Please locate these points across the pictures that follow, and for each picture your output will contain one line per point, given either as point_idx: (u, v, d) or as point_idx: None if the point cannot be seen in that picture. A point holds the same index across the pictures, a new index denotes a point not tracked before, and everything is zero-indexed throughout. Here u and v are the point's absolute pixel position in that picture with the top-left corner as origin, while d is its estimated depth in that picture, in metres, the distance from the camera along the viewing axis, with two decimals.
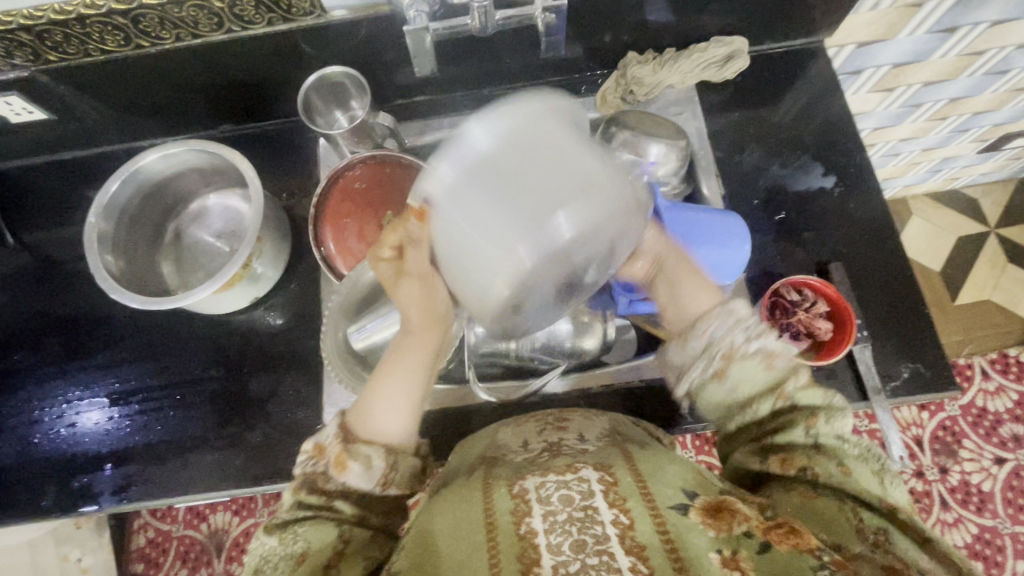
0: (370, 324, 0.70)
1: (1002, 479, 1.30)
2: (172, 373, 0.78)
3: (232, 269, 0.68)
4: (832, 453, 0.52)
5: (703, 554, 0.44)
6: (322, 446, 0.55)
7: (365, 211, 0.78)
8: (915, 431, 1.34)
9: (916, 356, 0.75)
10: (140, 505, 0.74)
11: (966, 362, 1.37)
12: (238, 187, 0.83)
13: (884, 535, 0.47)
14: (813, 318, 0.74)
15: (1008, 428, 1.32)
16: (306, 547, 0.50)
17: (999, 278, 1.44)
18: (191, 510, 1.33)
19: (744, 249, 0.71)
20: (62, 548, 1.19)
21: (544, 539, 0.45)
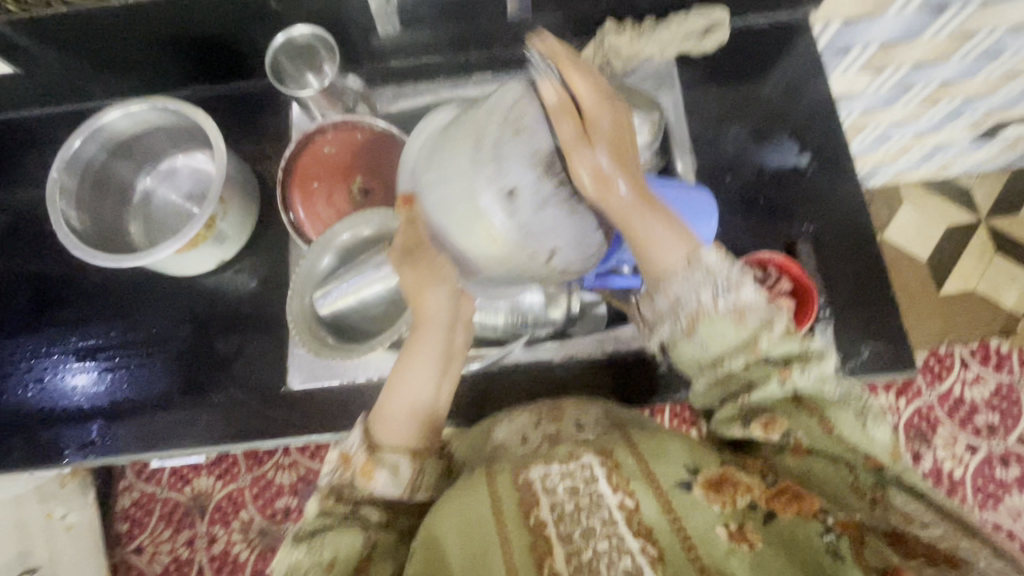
0: (335, 291, 0.65)
1: (974, 465, 1.31)
2: (139, 332, 0.76)
3: (194, 229, 0.65)
4: (816, 408, 0.53)
5: (710, 531, 0.48)
6: (347, 457, 0.58)
7: (334, 176, 0.76)
8: (893, 416, 1.34)
9: (879, 335, 0.74)
10: (107, 462, 0.73)
11: (946, 352, 1.38)
12: (203, 147, 0.78)
13: (882, 492, 0.51)
14: (776, 296, 0.71)
15: (983, 417, 1.33)
16: (334, 555, 0.52)
17: (986, 268, 1.45)
18: (175, 473, 1.33)
19: (711, 226, 0.63)
20: (47, 505, 1.17)
21: (553, 530, 0.49)
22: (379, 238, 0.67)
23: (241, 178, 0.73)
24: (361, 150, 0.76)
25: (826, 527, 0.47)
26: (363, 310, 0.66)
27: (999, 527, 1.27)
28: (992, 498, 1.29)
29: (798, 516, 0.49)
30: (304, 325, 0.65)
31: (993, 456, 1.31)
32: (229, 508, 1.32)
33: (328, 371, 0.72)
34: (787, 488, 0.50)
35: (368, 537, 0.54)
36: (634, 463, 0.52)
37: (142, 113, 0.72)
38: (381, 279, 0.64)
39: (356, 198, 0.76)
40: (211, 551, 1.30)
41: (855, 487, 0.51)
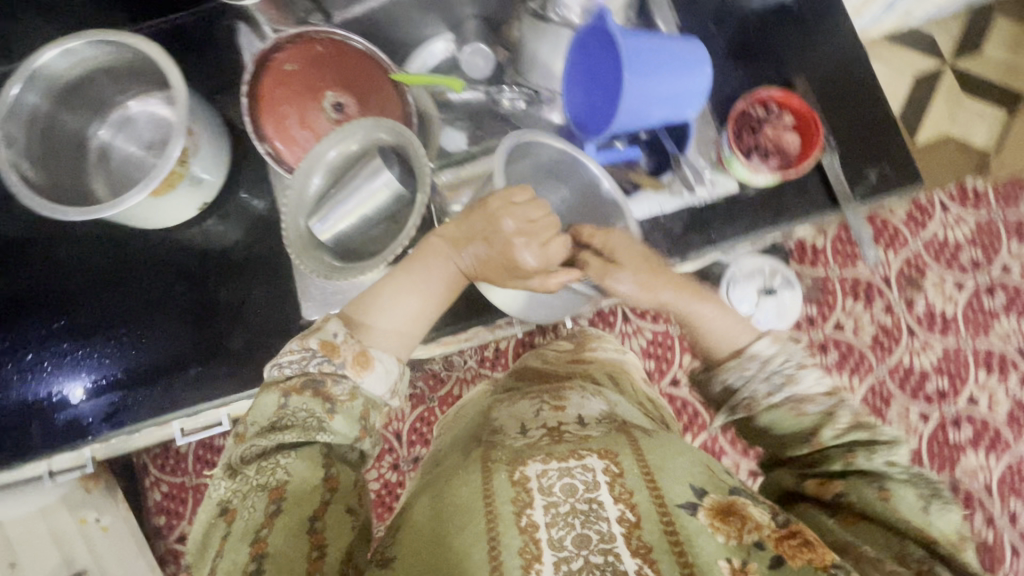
0: (332, 213, 0.64)
1: (963, 300, 1.27)
2: (131, 296, 0.68)
3: (167, 167, 0.57)
4: (873, 476, 0.49)
5: (712, 560, 0.44)
6: (331, 344, 0.51)
7: (304, 96, 0.69)
8: (884, 270, 1.27)
9: (884, 158, 0.69)
10: (133, 432, 0.67)
11: (927, 200, 1.30)
12: (159, 88, 0.67)
13: (928, 565, 0.43)
14: (779, 132, 0.67)
15: (967, 254, 1.28)
16: (284, 481, 0.47)
17: (953, 111, 1.36)
18: (199, 459, 1.31)
19: (704, 73, 0.64)
20: (77, 512, 1.18)
21: (544, 535, 0.46)
22: (367, 154, 0.65)
23: (202, 111, 0.63)
24: (327, 65, 0.70)
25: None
26: (363, 231, 0.66)
27: (991, 353, 1.25)
28: (984, 328, 1.26)
29: (808, 566, 0.43)
30: (303, 250, 0.62)
31: (979, 289, 1.28)
32: None
33: (343, 298, 0.67)
34: (800, 532, 0.45)
35: (330, 478, 0.48)
36: (637, 471, 0.50)
37: (85, 50, 0.60)
38: (380, 191, 0.64)
39: (332, 117, 0.70)
40: None
41: (900, 552, 0.45)
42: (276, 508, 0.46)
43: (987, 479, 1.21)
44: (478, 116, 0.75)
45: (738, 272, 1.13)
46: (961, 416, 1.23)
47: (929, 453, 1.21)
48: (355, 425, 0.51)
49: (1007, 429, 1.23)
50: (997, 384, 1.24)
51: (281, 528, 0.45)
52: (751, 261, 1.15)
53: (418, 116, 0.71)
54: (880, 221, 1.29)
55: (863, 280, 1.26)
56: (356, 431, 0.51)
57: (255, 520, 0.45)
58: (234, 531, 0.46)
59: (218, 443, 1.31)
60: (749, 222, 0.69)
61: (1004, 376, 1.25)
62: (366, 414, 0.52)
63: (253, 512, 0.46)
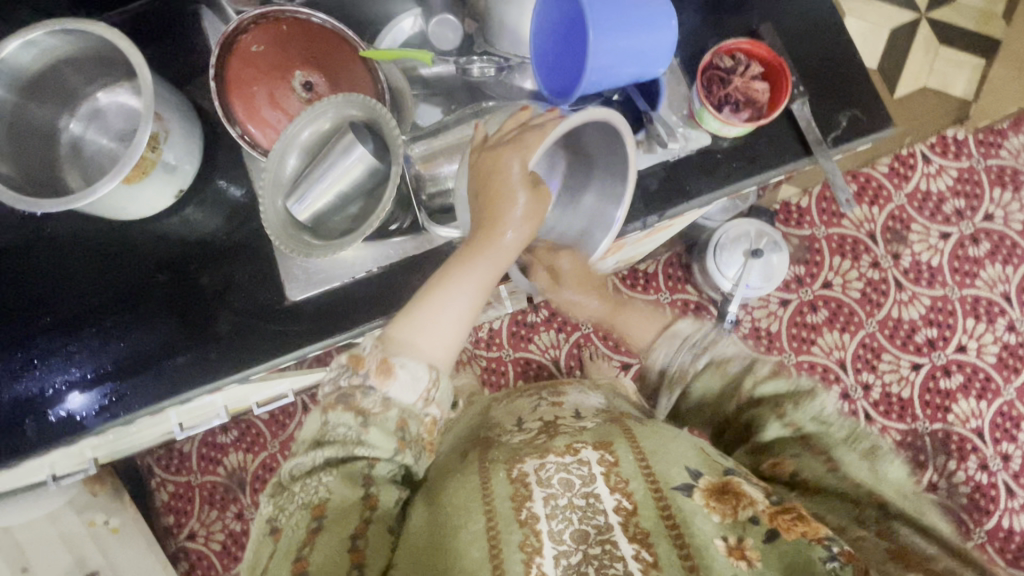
0: (309, 192, 0.64)
1: (949, 250, 1.28)
2: (114, 288, 0.69)
3: (136, 154, 0.57)
4: (821, 449, 0.52)
5: (709, 540, 0.47)
6: (358, 357, 0.52)
7: (272, 76, 0.69)
8: (869, 226, 1.28)
9: (853, 103, 0.70)
10: (126, 422, 0.67)
11: (908, 151, 1.30)
12: (125, 77, 0.67)
13: (888, 525, 0.46)
14: (748, 82, 0.68)
15: (950, 204, 1.29)
16: (326, 498, 0.48)
17: (933, 61, 1.32)
18: (204, 455, 1.32)
19: (670, 27, 0.63)
20: (85, 514, 1.20)
21: (545, 527, 0.51)
22: (340, 130, 0.65)
23: (168, 97, 0.63)
24: (293, 43, 0.69)
25: (831, 553, 0.43)
26: (340, 208, 0.66)
27: (979, 301, 1.26)
28: (971, 275, 1.27)
29: (802, 539, 0.45)
30: (284, 232, 0.63)
31: (964, 238, 1.28)
32: (266, 475, 1.31)
33: (323, 277, 0.68)
34: (793, 508, 0.47)
35: (370, 497, 0.49)
36: (632, 459, 0.54)
37: (44, 41, 0.59)
38: (355, 165, 0.64)
39: (302, 96, 0.70)
40: None
41: (856, 517, 0.48)
42: (319, 524, 0.47)
43: (978, 423, 1.22)
44: (453, 89, 0.75)
45: (725, 235, 1.13)
46: (950, 364, 1.24)
47: (921, 402, 1.22)
48: (392, 439, 0.50)
49: (995, 373, 1.24)
50: (985, 330, 1.25)
51: (326, 543, 0.46)
52: (736, 224, 1.13)
53: (389, 90, 0.71)
54: (860, 176, 1.30)
55: (848, 236, 1.28)
56: (393, 442, 0.50)
57: (298, 538, 0.46)
58: (281, 547, 0.47)
59: (220, 441, 1.32)
60: (724, 174, 0.69)
61: (991, 322, 1.25)
62: (404, 424, 0.51)
63: (297, 529, 0.47)
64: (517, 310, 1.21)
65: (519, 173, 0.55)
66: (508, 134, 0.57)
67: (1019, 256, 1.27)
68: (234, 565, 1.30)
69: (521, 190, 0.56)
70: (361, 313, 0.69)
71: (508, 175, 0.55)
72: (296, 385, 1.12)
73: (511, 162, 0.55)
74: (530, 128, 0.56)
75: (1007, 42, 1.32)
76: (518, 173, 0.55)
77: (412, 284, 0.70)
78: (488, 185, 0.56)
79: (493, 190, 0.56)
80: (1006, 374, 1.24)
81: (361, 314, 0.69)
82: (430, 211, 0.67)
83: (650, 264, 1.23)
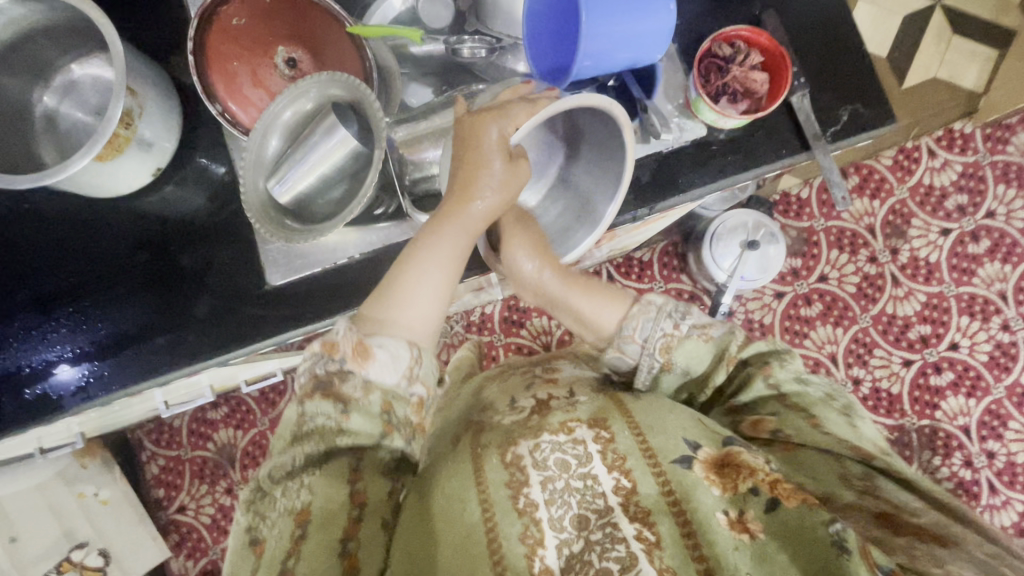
0: (291, 173, 0.62)
1: (948, 247, 1.26)
2: (91, 266, 0.67)
3: (109, 130, 0.55)
4: (802, 407, 0.56)
5: (711, 514, 0.48)
6: (331, 342, 0.48)
7: (255, 52, 0.67)
8: (869, 220, 1.26)
9: (855, 97, 0.68)
10: (105, 402, 0.67)
11: (913, 145, 1.28)
12: (99, 48, 0.64)
13: (871, 483, 0.50)
14: (747, 72, 0.65)
15: (952, 200, 1.26)
16: (308, 501, 0.46)
17: (945, 51, 1.27)
18: (193, 431, 1.32)
19: (669, 13, 0.61)
20: (75, 486, 1.20)
21: (545, 514, 0.53)
22: (323, 111, 0.63)
23: (144, 71, 0.61)
24: (277, 17, 0.67)
25: (832, 516, 0.43)
26: (323, 191, 0.64)
27: (975, 299, 1.24)
28: (969, 273, 1.25)
29: (802, 505, 0.45)
30: (264, 213, 0.61)
31: (964, 235, 1.26)
32: (255, 452, 1.31)
33: (306, 261, 0.67)
34: (792, 479, 0.48)
35: (357, 494, 0.48)
36: (630, 434, 0.54)
37: (12, 8, 0.57)
38: (338, 147, 0.62)
39: (286, 74, 0.68)
40: None
41: (843, 476, 0.51)
42: (304, 531, 0.45)
43: (966, 421, 1.21)
44: (444, 69, 0.72)
45: (723, 225, 1.10)
46: (942, 361, 1.23)
47: (911, 398, 1.21)
48: (377, 422, 0.48)
49: (987, 371, 1.22)
50: (979, 329, 1.23)
51: (311, 554, 0.44)
52: (734, 215, 1.11)
53: (377, 68, 0.68)
54: (863, 168, 1.27)
55: (847, 229, 1.26)
56: (379, 426, 0.48)
57: (283, 544, 0.45)
58: (264, 561, 0.45)
59: (209, 417, 1.32)
60: (717, 167, 0.67)
61: (986, 320, 1.24)
62: (389, 408, 0.48)
63: (281, 534, 0.45)
64: (510, 296, 1.20)
65: (497, 137, 0.52)
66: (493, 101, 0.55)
67: (1019, 255, 1.25)
68: (223, 539, 1.30)
69: (498, 154, 0.53)
70: (344, 299, 0.68)
71: (484, 143, 0.53)
72: (286, 365, 1.12)
73: (489, 128, 0.52)
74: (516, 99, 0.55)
75: (1022, 34, 1.28)
76: (497, 138, 0.52)
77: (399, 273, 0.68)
78: (462, 152, 0.54)
79: (468, 156, 0.53)
80: (997, 372, 1.23)
81: (345, 299, 0.68)
82: (414, 198, 0.66)
83: (645, 252, 1.21)
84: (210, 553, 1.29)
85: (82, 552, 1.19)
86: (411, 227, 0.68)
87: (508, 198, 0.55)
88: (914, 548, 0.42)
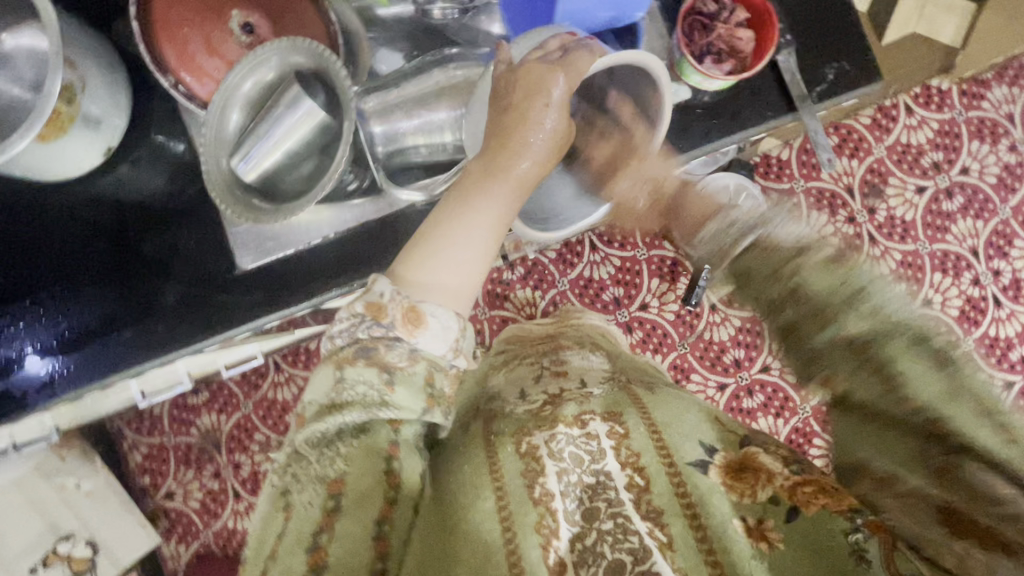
0: (256, 149, 0.58)
1: (923, 205, 1.26)
2: (47, 255, 0.63)
3: (49, 106, 0.50)
4: (820, 396, 0.54)
5: (727, 521, 0.48)
6: (377, 305, 0.46)
7: (205, 17, 0.61)
8: (848, 179, 1.27)
9: (841, 53, 0.66)
10: (75, 398, 0.64)
11: (891, 103, 1.27)
12: (28, 14, 0.58)
13: (957, 463, 0.41)
14: (733, 29, 0.64)
15: (929, 157, 1.27)
16: (342, 473, 0.44)
17: None
18: (176, 418, 1.29)
19: None
20: (55, 479, 1.16)
21: (561, 505, 0.56)
22: (284, 81, 0.58)
23: (82, 41, 0.56)
24: None
25: (854, 524, 0.42)
26: (293, 166, 0.61)
27: (948, 255, 1.25)
28: (944, 230, 1.26)
29: (823, 510, 0.44)
30: (230, 195, 0.58)
31: (938, 193, 1.27)
32: (241, 435, 1.28)
33: (278, 243, 0.64)
34: (817, 482, 0.46)
35: (392, 475, 0.45)
36: (643, 431, 0.58)
37: None
38: (303, 120, 0.58)
39: (241, 39, 0.62)
40: (239, 476, 1.28)
41: (918, 453, 0.43)
42: (336, 504, 0.43)
43: None
44: (415, 32, 0.67)
45: (706, 189, 1.07)
46: None
47: None
48: (419, 397, 0.46)
49: (957, 325, 1.24)
50: (951, 285, 1.25)
51: (344, 530, 0.42)
52: (717, 176, 1.08)
53: (342, 35, 0.64)
54: (842, 128, 1.27)
55: (826, 189, 1.26)
56: (422, 402, 0.46)
57: (313, 518, 0.42)
58: (290, 528, 0.43)
59: (191, 402, 1.29)
60: (701, 131, 0.65)
61: (958, 276, 1.25)
62: (431, 380, 0.47)
63: (310, 506, 0.43)
64: (493, 269, 1.18)
65: (560, 96, 0.50)
66: (551, 54, 0.52)
67: (990, 211, 1.27)
68: (214, 522, 1.28)
69: (554, 114, 0.51)
70: (322, 281, 0.65)
71: (549, 96, 0.50)
72: (267, 347, 1.09)
73: (553, 79, 0.50)
74: (572, 49, 0.52)
75: None
76: (557, 98, 0.50)
77: (381, 249, 0.66)
78: (517, 108, 0.51)
79: (520, 113, 0.51)
80: (967, 326, 1.24)
81: (325, 281, 0.65)
82: (389, 171, 0.62)
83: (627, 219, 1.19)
84: (201, 536, 1.28)
85: (70, 544, 1.15)
86: (393, 202, 0.65)
87: (555, 160, 0.52)
88: (968, 559, 0.38)
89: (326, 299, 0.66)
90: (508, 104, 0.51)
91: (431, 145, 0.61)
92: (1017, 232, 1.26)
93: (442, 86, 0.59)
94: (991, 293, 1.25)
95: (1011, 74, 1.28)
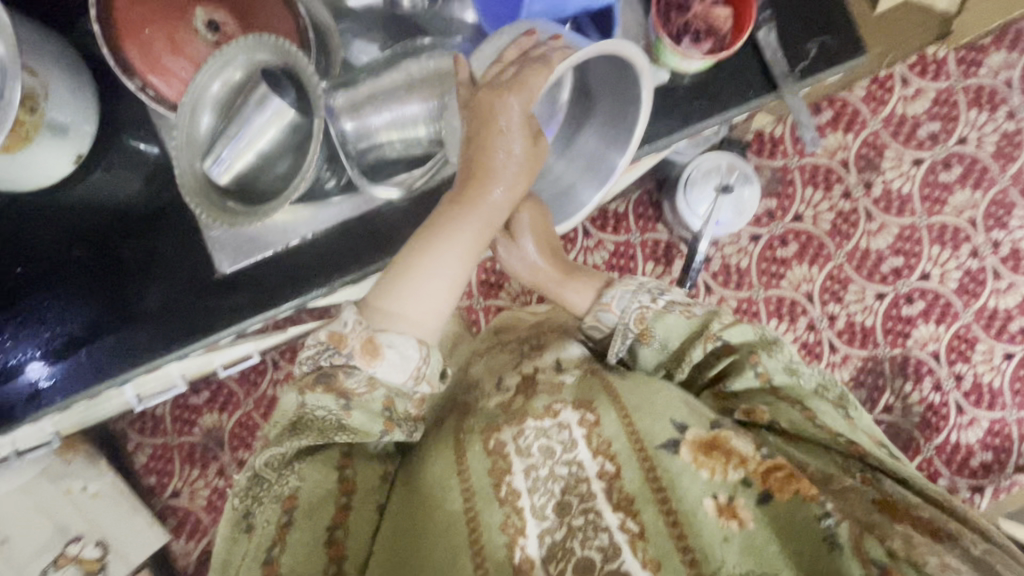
0: (228, 152, 0.58)
1: (920, 177, 1.24)
2: (25, 263, 0.63)
3: (9, 115, 0.49)
4: (794, 399, 0.55)
5: (699, 503, 0.50)
6: (339, 334, 0.48)
7: (169, 16, 0.60)
8: (843, 154, 1.24)
9: (823, 27, 0.64)
10: (64, 407, 0.64)
11: (887, 74, 1.24)
12: None
13: (872, 474, 0.50)
14: (708, 8, 0.63)
15: (925, 128, 1.24)
16: (297, 488, 0.48)
17: None
18: (178, 417, 1.29)
19: None
20: (62, 482, 1.18)
21: (527, 502, 0.55)
22: (252, 81, 0.57)
23: (44, 47, 0.55)
24: None
25: (825, 510, 0.46)
26: (268, 167, 0.60)
27: (945, 228, 1.23)
28: (942, 203, 1.24)
29: (796, 497, 0.48)
30: (203, 198, 0.56)
31: (936, 164, 1.24)
32: (243, 433, 1.28)
33: (257, 244, 0.63)
34: (783, 465, 0.50)
35: (346, 482, 0.50)
36: (616, 419, 0.56)
37: None
38: (272, 121, 0.57)
39: (208, 38, 0.61)
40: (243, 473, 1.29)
41: (843, 465, 0.52)
42: (290, 518, 0.47)
43: (936, 347, 1.21)
44: (388, 23, 0.66)
45: (696, 170, 1.08)
46: (914, 292, 1.22)
47: (883, 329, 1.21)
48: (377, 421, 0.48)
49: (956, 298, 1.22)
50: (950, 257, 1.23)
51: (296, 540, 0.46)
52: (710, 157, 1.08)
53: (312, 28, 0.62)
54: (836, 101, 1.24)
55: (821, 164, 1.24)
56: (380, 425, 0.48)
57: (268, 535, 0.46)
58: (254, 545, 0.46)
59: (192, 402, 1.29)
60: (680, 115, 0.63)
61: (956, 249, 1.23)
62: (391, 405, 0.49)
63: (267, 524, 0.46)
64: (486, 258, 1.18)
65: (520, 119, 0.49)
66: (504, 74, 0.51)
67: (989, 180, 1.24)
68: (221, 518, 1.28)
69: (518, 140, 0.50)
70: (303, 283, 0.65)
71: (511, 119, 0.49)
72: (262, 345, 1.09)
73: (509, 102, 0.49)
74: (530, 62, 0.50)
75: None
76: (516, 121, 0.49)
77: (363, 248, 0.65)
78: (477, 136, 0.50)
79: (483, 139, 0.50)
80: (966, 299, 1.22)
81: (304, 281, 0.65)
82: (363, 168, 0.61)
83: (620, 204, 1.17)
84: (210, 533, 1.28)
85: (79, 545, 1.16)
86: (370, 200, 0.64)
87: (526, 185, 0.52)
88: (910, 536, 0.45)
89: (309, 299, 0.65)
90: (470, 129, 0.51)
91: (406, 140, 0.60)
92: (1017, 201, 1.24)
93: (414, 77, 0.58)
94: (990, 265, 1.23)
95: (1011, 38, 1.23)
